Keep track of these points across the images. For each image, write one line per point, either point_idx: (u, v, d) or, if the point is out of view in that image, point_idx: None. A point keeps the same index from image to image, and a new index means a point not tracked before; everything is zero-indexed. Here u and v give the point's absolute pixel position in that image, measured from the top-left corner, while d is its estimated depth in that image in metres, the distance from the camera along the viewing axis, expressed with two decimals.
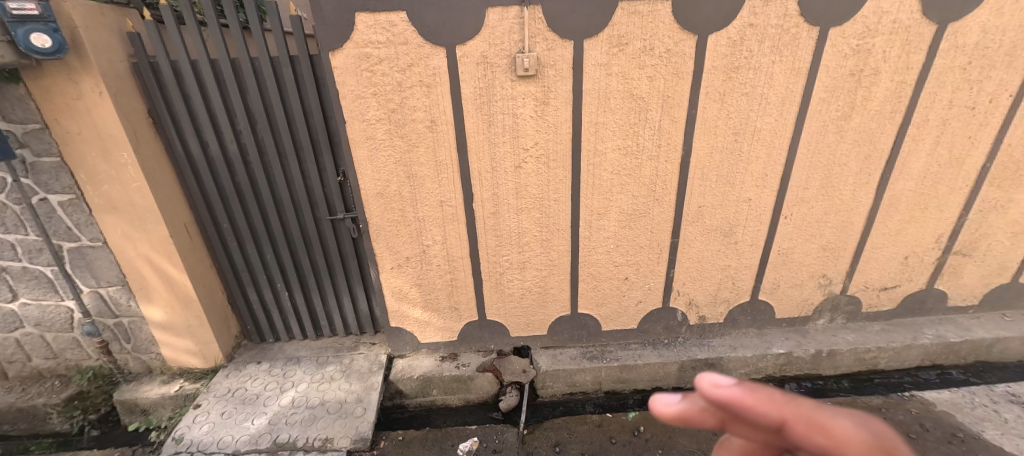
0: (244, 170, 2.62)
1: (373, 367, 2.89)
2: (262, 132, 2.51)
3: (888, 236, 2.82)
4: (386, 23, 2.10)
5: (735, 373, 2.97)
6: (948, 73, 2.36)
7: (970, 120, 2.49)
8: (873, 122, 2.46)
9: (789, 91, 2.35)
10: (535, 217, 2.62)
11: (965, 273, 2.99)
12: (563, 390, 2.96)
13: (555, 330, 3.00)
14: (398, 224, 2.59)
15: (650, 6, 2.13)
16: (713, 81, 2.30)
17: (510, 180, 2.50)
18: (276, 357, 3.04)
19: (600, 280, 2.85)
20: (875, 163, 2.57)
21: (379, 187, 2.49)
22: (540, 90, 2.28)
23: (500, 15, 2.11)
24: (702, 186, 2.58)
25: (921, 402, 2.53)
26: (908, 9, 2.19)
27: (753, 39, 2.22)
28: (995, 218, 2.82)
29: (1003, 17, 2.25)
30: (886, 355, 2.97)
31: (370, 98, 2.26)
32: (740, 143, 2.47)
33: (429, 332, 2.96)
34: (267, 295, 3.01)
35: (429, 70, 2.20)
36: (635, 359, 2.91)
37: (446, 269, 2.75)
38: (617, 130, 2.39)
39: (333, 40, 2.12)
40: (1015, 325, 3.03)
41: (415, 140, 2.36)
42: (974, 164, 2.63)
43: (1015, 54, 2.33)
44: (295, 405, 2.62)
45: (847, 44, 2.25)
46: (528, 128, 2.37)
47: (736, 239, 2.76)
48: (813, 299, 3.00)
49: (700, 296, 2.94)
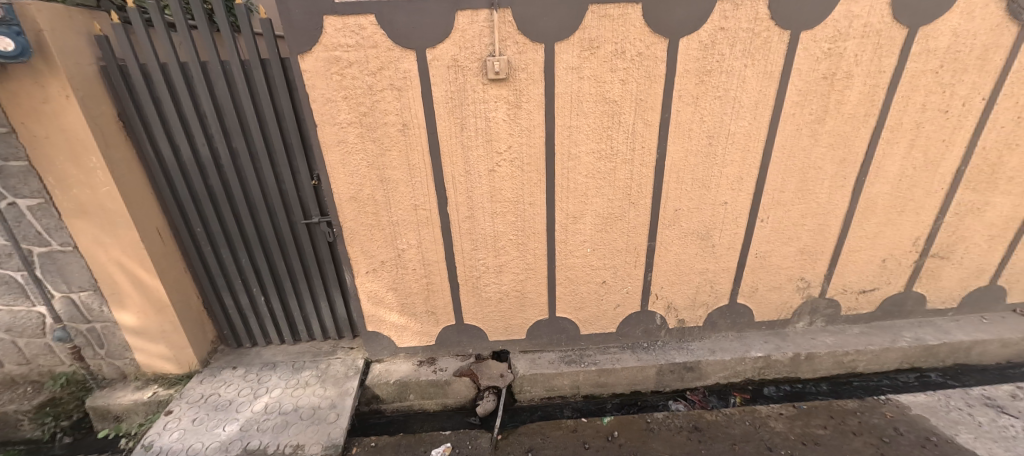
0: (217, 174, 2.59)
1: (349, 371, 2.87)
2: (234, 135, 2.49)
3: (866, 238, 2.82)
4: (355, 26, 2.08)
5: (713, 376, 2.96)
6: (921, 77, 2.36)
7: (944, 123, 2.50)
8: (847, 125, 2.46)
9: (762, 94, 2.34)
10: (510, 220, 2.60)
11: (943, 276, 2.99)
12: (540, 395, 2.94)
13: (533, 334, 2.99)
14: (372, 228, 2.57)
15: (620, 9, 2.12)
16: (686, 84, 2.29)
17: (484, 184, 2.49)
18: (253, 362, 3.01)
19: (577, 284, 2.83)
20: (850, 167, 2.57)
21: (352, 191, 2.47)
22: (512, 94, 2.26)
23: (470, 19, 2.10)
24: (678, 189, 2.57)
25: (897, 406, 2.52)
26: (878, 13, 2.20)
27: (724, 43, 2.21)
28: (972, 221, 2.82)
29: (973, 21, 2.25)
30: (865, 359, 2.96)
31: (340, 102, 2.24)
32: (715, 147, 2.47)
33: (406, 337, 2.94)
34: (243, 299, 2.98)
35: (399, 73, 2.19)
36: (613, 363, 2.89)
37: (422, 273, 2.73)
38: (590, 133, 2.38)
39: (301, 43, 2.10)
40: (993, 328, 3.03)
41: (387, 144, 2.35)
42: (949, 167, 2.63)
43: (987, 57, 2.33)
44: (267, 411, 2.60)
45: (819, 48, 2.25)
46: (501, 131, 2.35)
47: (713, 242, 2.76)
48: (791, 302, 3.00)
49: (678, 300, 2.93)
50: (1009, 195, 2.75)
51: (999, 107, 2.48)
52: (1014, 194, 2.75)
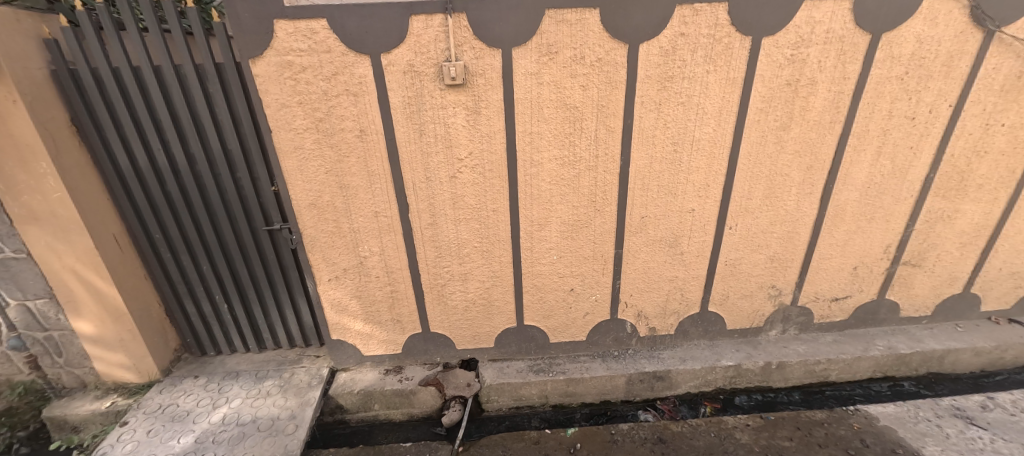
0: (174, 180, 2.54)
1: (312, 381, 2.80)
2: (191, 141, 2.45)
3: (835, 246, 2.79)
4: (307, 30, 2.05)
5: (684, 385, 2.91)
6: (886, 83, 2.33)
7: (911, 130, 2.47)
8: (813, 132, 2.43)
9: (725, 101, 2.32)
10: (473, 227, 2.56)
11: (915, 283, 2.96)
12: (509, 404, 2.89)
13: (501, 342, 2.94)
14: (333, 236, 2.53)
15: (578, 14, 2.09)
16: (648, 90, 2.26)
17: (445, 190, 2.45)
18: (215, 371, 2.96)
19: (545, 292, 2.79)
20: (817, 174, 2.55)
21: (310, 198, 2.42)
22: (470, 100, 2.23)
23: (425, 23, 2.07)
24: (644, 197, 2.54)
25: (865, 417, 2.48)
26: (840, 19, 2.17)
27: (685, 49, 2.18)
28: (943, 229, 2.79)
29: (937, 28, 2.23)
30: (837, 368, 2.92)
31: (295, 107, 2.20)
32: (679, 154, 2.43)
33: (372, 345, 2.88)
34: (205, 307, 2.93)
35: (354, 78, 2.15)
36: (582, 372, 2.84)
37: (385, 281, 2.68)
38: (552, 140, 2.35)
39: (252, 47, 2.06)
40: (967, 336, 3.00)
41: (345, 150, 2.31)
42: (917, 175, 2.60)
43: (952, 64, 2.31)
44: (225, 422, 2.54)
45: (782, 54, 2.23)
46: (462, 137, 2.31)
47: (681, 249, 2.72)
48: (763, 310, 2.97)
49: (649, 308, 2.89)
50: (979, 202, 2.72)
51: (967, 114, 2.45)
52: (983, 201, 2.72)
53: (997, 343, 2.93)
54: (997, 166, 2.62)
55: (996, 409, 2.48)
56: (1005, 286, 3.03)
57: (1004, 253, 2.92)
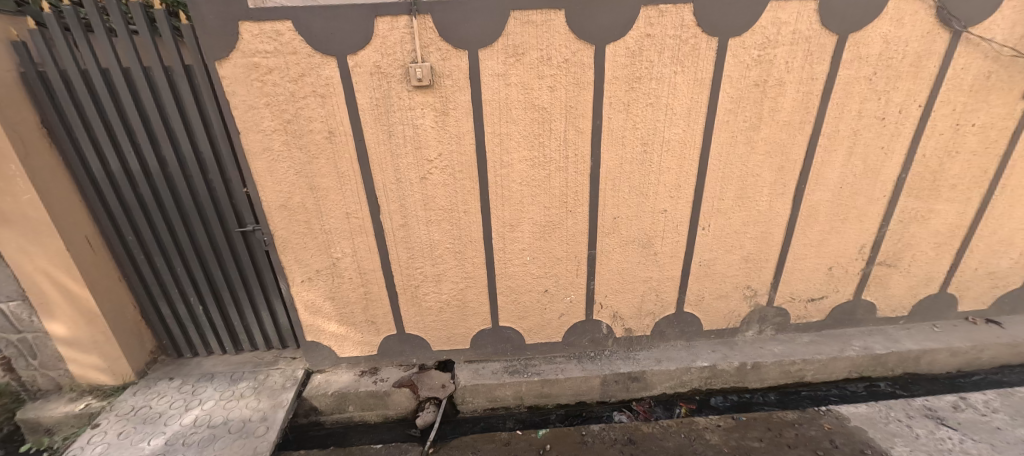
0: (147, 183, 2.55)
1: (286, 383, 2.80)
2: (162, 143, 2.45)
3: (810, 246, 2.79)
4: (272, 32, 2.05)
5: (660, 386, 2.91)
6: (855, 84, 2.34)
7: (881, 130, 2.47)
8: (783, 133, 2.43)
9: (694, 102, 2.32)
10: (445, 228, 2.56)
11: (892, 284, 2.96)
12: (483, 406, 2.89)
13: (477, 344, 2.94)
14: (304, 237, 2.53)
15: (543, 16, 2.09)
16: (616, 91, 2.27)
17: (416, 191, 2.45)
18: (191, 373, 2.95)
19: (519, 293, 2.79)
20: (788, 174, 2.55)
21: (281, 199, 2.42)
22: (438, 101, 2.23)
23: (390, 25, 2.07)
24: (615, 197, 2.54)
25: (836, 417, 2.48)
26: (806, 19, 2.18)
27: (651, 50, 2.19)
28: (917, 229, 2.79)
29: (904, 28, 2.23)
30: (813, 368, 2.92)
31: (262, 109, 2.20)
32: (650, 154, 2.43)
33: (348, 346, 2.88)
34: (181, 309, 2.93)
35: (321, 80, 2.15)
36: (557, 373, 2.84)
37: (359, 282, 2.68)
38: (521, 141, 2.35)
39: (217, 49, 2.06)
40: (943, 336, 2.99)
41: (314, 152, 2.31)
42: (889, 175, 2.60)
43: (921, 64, 2.32)
44: (196, 424, 2.54)
45: (748, 54, 2.23)
46: (430, 139, 2.32)
47: (654, 250, 2.72)
48: (739, 310, 2.97)
49: (624, 309, 2.89)
50: (952, 203, 2.72)
51: (937, 114, 2.45)
52: (957, 201, 2.72)
53: (973, 343, 2.93)
54: (969, 166, 2.62)
55: (968, 409, 2.48)
56: (981, 286, 3.03)
57: (980, 253, 2.92)
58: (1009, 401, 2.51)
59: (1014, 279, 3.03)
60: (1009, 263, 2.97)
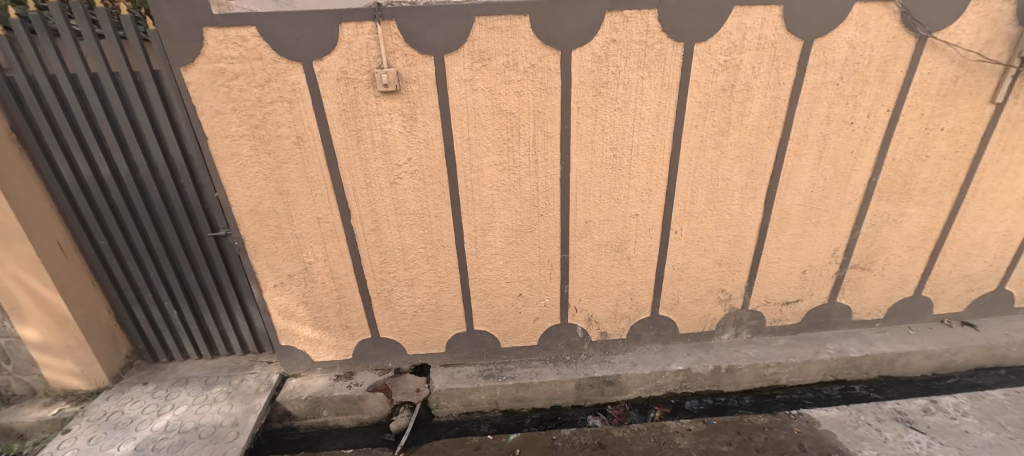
0: (118, 187, 2.54)
1: (260, 387, 2.80)
2: (132, 148, 2.45)
3: (783, 250, 2.80)
4: (237, 38, 2.06)
5: (635, 390, 2.92)
6: (822, 88, 2.35)
7: (850, 134, 2.48)
8: (752, 137, 2.44)
9: (662, 106, 2.33)
10: (417, 233, 2.57)
11: (866, 287, 2.97)
12: (458, 410, 2.88)
13: (452, 347, 2.94)
14: (276, 241, 2.53)
15: (508, 21, 2.10)
16: (583, 96, 2.27)
17: (386, 196, 2.45)
18: (166, 377, 2.95)
19: (493, 297, 2.79)
20: (759, 178, 2.56)
21: (251, 204, 2.42)
22: (406, 106, 2.24)
23: (355, 31, 2.07)
24: (587, 202, 2.54)
25: (807, 421, 2.49)
26: (771, 25, 2.19)
27: (617, 55, 2.20)
28: (890, 232, 2.80)
29: (869, 33, 2.24)
30: (787, 371, 2.93)
31: (229, 114, 2.20)
32: (619, 159, 2.44)
33: (322, 351, 2.88)
34: (155, 314, 2.92)
35: (287, 86, 2.16)
36: (532, 377, 2.84)
37: (332, 286, 2.68)
38: (490, 145, 2.36)
39: (183, 55, 2.07)
40: (918, 339, 3.00)
41: (283, 157, 2.31)
42: (860, 179, 2.61)
43: (887, 69, 2.33)
44: (167, 429, 2.53)
45: (715, 60, 2.24)
46: (399, 144, 2.32)
47: (627, 254, 2.73)
48: (714, 314, 2.97)
49: (599, 313, 2.90)
50: (924, 206, 2.73)
51: (905, 118, 2.46)
52: (929, 204, 2.73)
53: (947, 346, 2.94)
54: (940, 169, 2.63)
55: (938, 412, 2.48)
56: (956, 289, 3.04)
57: (953, 257, 2.93)
58: (979, 404, 2.51)
59: (988, 282, 3.04)
60: (982, 266, 2.98)
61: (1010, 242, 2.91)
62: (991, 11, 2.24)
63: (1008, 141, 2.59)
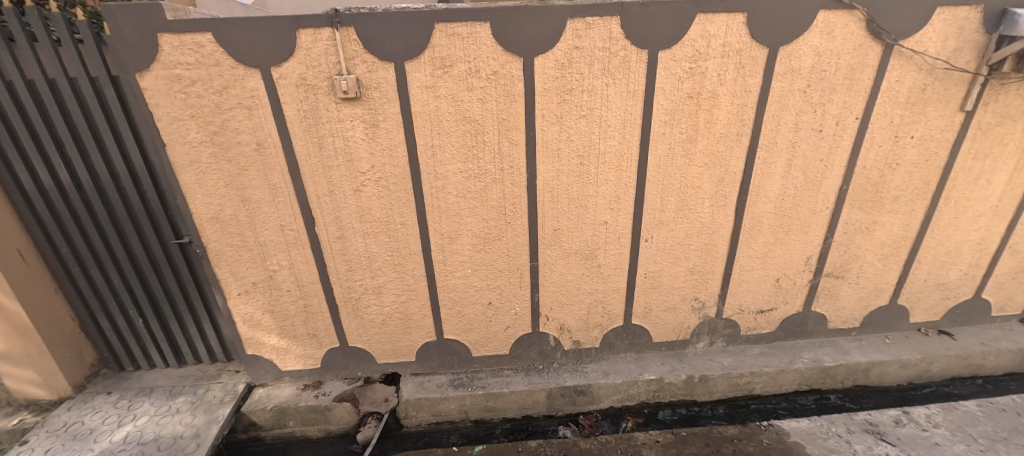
0: (79, 195, 2.50)
1: (225, 397, 2.75)
2: (92, 154, 2.42)
3: (755, 258, 2.77)
4: (193, 44, 2.03)
5: (607, 400, 2.87)
6: (789, 96, 2.33)
7: (820, 142, 2.46)
8: (719, 145, 2.42)
9: (628, 113, 2.31)
10: (383, 241, 2.53)
11: (841, 295, 2.94)
12: (428, 420, 2.84)
13: (423, 356, 2.90)
14: (239, 249, 2.49)
15: (468, 28, 2.08)
16: (547, 103, 2.25)
17: (350, 204, 2.42)
18: (130, 387, 2.90)
19: (462, 305, 2.75)
20: (729, 186, 2.54)
21: (212, 211, 2.38)
22: (367, 113, 2.21)
23: (313, 37, 2.05)
24: (554, 209, 2.51)
25: (776, 432, 2.45)
26: (736, 32, 2.17)
27: (581, 62, 2.18)
28: (863, 240, 2.77)
29: (835, 41, 2.23)
30: (761, 381, 2.89)
31: (187, 120, 2.17)
32: (586, 167, 2.42)
33: (290, 360, 2.84)
34: (120, 322, 2.88)
35: (246, 92, 2.13)
36: (502, 386, 2.80)
37: (298, 295, 2.64)
38: (455, 153, 2.33)
39: (138, 60, 2.04)
40: (894, 349, 2.97)
41: (244, 164, 2.28)
42: (831, 187, 2.59)
43: (855, 77, 2.31)
44: (126, 441, 2.48)
45: (680, 67, 2.22)
46: (362, 151, 2.30)
47: (598, 262, 2.69)
48: (688, 322, 2.94)
49: (571, 321, 2.86)
50: (897, 214, 2.71)
51: (874, 126, 2.45)
52: (901, 212, 2.71)
53: (922, 355, 2.91)
54: (911, 178, 2.61)
55: (909, 424, 2.44)
56: (931, 298, 3.02)
57: (928, 265, 2.91)
58: (952, 416, 2.48)
59: (964, 290, 3.02)
60: (958, 275, 2.96)
61: (984, 251, 2.89)
62: (957, 19, 2.23)
63: (979, 150, 2.57)
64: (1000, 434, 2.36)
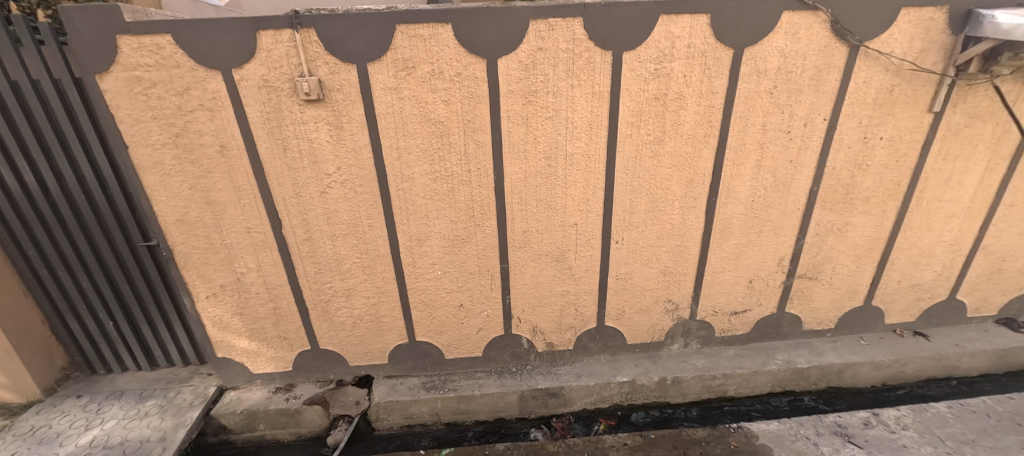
0: (45, 197, 2.49)
1: (194, 400, 2.73)
2: (57, 156, 2.40)
3: (728, 259, 2.77)
4: (152, 45, 2.02)
5: (579, 402, 2.86)
6: (755, 97, 2.32)
7: (788, 144, 2.45)
8: (687, 146, 2.41)
9: (594, 115, 2.30)
10: (351, 243, 2.52)
11: (815, 297, 2.94)
12: (399, 423, 2.83)
13: (395, 358, 2.88)
14: (206, 252, 2.48)
15: (430, 29, 2.07)
16: (512, 105, 2.24)
17: (317, 206, 2.41)
18: (101, 390, 2.88)
19: (433, 307, 2.74)
20: (698, 188, 2.53)
21: (177, 213, 2.37)
22: (331, 115, 2.20)
23: (273, 38, 2.04)
24: (523, 211, 2.50)
25: (745, 435, 2.44)
26: (700, 34, 2.17)
27: (545, 64, 2.17)
28: (835, 241, 2.77)
29: (800, 42, 2.22)
30: (734, 383, 2.89)
31: (149, 122, 2.16)
32: (554, 168, 2.41)
33: (261, 363, 2.82)
34: (91, 324, 2.86)
35: (207, 93, 2.11)
36: (474, 389, 2.79)
37: (267, 297, 2.63)
38: (420, 155, 2.32)
39: (97, 62, 2.03)
40: (868, 350, 2.96)
41: (207, 166, 2.27)
42: (801, 188, 2.58)
43: (822, 78, 2.31)
44: (92, 445, 2.47)
45: (644, 68, 2.21)
46: (327, 153, 2.29)
47: (569, 264, 2.69)
48: (662, 324, 2.93)
49: (544, 323, 2.85)
50: (869, 215, 2.70)
51: (843, 127, 2.44)
52: (873, 214, 2.70)
53: (896, 357, 2.90)
54: (882, 179, 2.60)
55: (878, 426, 2.44)
56: (906, 299, 3.01)
57: (902, 266, 2.90)
58: (921, 418, 2.48)
59: (939, 291, 3.01)
60: (932, 276, 2.95)
61: (958, 252, 2.89)
62: (922, 20, 2.22)
63: (949, 151, 2.56)
64: (968, 436, 2.36)
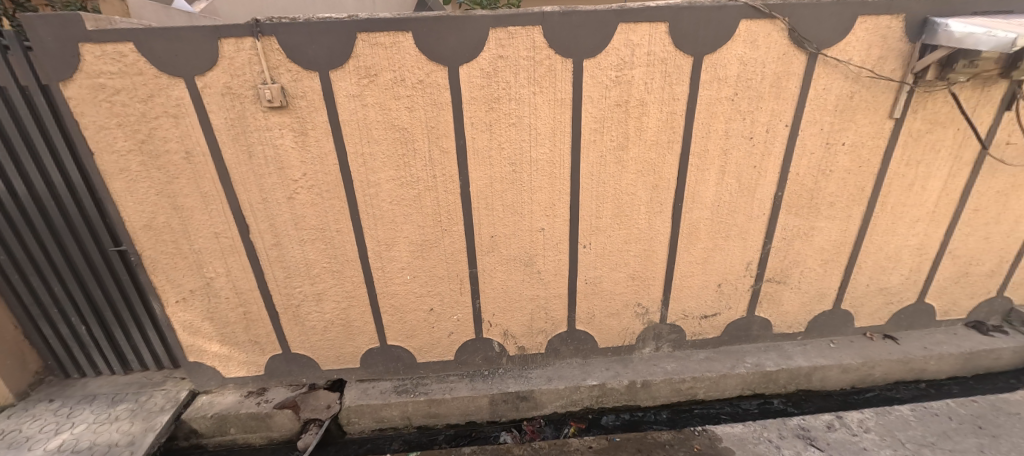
0: (13, 203, 2.50)
1: (165, 404, 2.75)
2: (25, 163, 2.42)
3: (695, 264, 2.79)
4: (114, 54, 2.04)
5: (550, 406, 2.89)
6: (717, 104, 2.35)
7: (751, 150, 2.48)
8: (651, 152, 2.44)
9: (557, 122, 2.32)
10: (320, 248, 2.54)
11: (784, 300, 2.96)
12: (371, 426, 2.85)
13: (367, 362, 2.90)
14: (174, 257, 2.49)
15: (391, 37, 2.09)
16: (475, 112, 2.27)
17: (284, 211, 2.43)
18: (74, 394, 2.90)
19: (403, 311, 2.76)
20: (663, 193, 2.56)
21: (145, 219, 2.39)
22: (295, 122, 2.23)
23: (235, 47, 2.06)
24: (490, 216, 2.53)
25: (709, 438, 2.47)
26: (659, 42, 2.20)
27: (506, 71, 2.19)
28: (801, 246, 2.80)
29: (759, 50, 2.25)
30: (703, 386, 2.91)
31: (114, 129, 2.18)
32: (519, 174, 2.43)
33: (233, 367, 2.84)
34: (63, 329, 2.87)
35: (171, 100, 2.14)
36: (444, 392, 2.81)
37: (237, 302, 2.65)
38: (386, 161, 2.34)
39: (59, 70, 2.04)
40: (837, 353, 2.99)
41: (173, 172, 2.29)
42: (765, 193, 2.61)
43: (782, 85, 2.34)
44: (60, 449, 2.48)
45: (606, 75, 2.24)
46: (293, 159, 2.31)
47: (537, 269, 2.71)
48: (632, 328, 2.96)
49: (514, 327, 2.87)
50: (834, 219, 2.73)
51: (805, 133, 2.47)
52: (838, 218, 2.73)
53: (863, 359, 2.93)
54: (846, 184, 2.63)
55: (841, 429, 2.47)
56: (875, 303, 3.04)
57: (870, 270, 2.93)
58: (883, 420, 2.50)
59: (907, 295, 3.04)
60: (900, 280, 2.98)
61: (924, 256, 2.92)
62: (880, 28, 2.25)
63: (912, 157, 2.59)
64: (928, 439, 2.39)
